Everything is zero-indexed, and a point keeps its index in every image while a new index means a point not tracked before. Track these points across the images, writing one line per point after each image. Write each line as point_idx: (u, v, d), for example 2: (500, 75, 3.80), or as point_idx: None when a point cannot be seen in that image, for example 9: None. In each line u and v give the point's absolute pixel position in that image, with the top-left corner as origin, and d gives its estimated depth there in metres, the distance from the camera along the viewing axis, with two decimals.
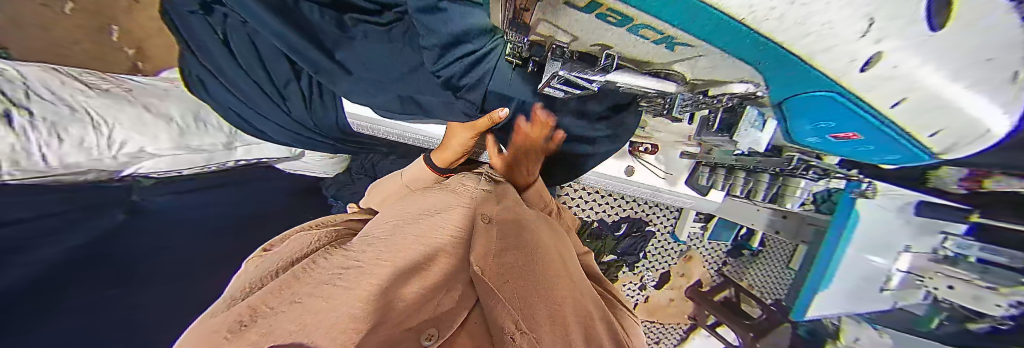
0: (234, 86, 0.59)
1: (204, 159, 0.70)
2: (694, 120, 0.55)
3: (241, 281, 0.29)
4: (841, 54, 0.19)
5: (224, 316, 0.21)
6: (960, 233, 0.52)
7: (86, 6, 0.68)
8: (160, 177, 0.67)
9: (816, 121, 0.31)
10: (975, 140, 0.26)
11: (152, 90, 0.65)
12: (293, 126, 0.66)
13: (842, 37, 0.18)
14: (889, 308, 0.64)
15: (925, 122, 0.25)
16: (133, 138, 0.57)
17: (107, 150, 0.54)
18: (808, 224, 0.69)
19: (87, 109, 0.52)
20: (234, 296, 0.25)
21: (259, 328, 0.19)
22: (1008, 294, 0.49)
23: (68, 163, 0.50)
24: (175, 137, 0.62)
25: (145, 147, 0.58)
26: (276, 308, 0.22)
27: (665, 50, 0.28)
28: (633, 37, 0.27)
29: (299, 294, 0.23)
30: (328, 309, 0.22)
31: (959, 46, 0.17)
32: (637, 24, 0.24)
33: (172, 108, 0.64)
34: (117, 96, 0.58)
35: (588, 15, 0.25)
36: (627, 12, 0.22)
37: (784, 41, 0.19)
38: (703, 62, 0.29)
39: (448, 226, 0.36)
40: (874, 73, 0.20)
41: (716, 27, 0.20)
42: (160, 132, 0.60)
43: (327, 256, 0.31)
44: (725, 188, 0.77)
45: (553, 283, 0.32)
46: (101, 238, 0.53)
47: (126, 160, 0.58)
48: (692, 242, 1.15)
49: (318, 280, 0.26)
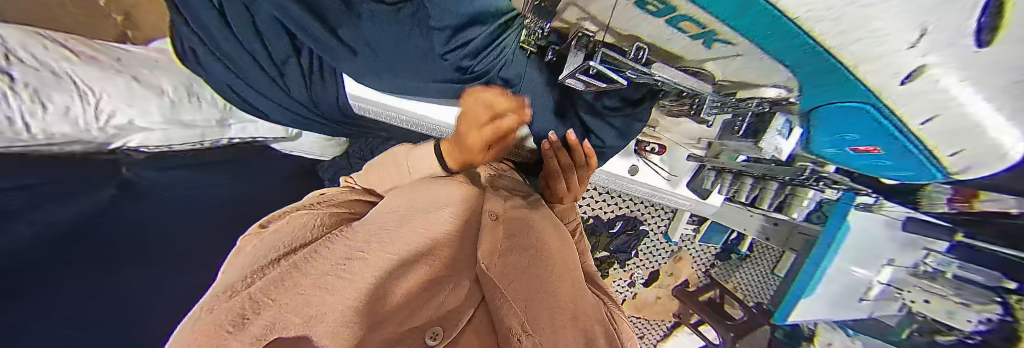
0: (232, 61, 0.56)
1: (198, 136, 0.70)
2: (716, 124, 0.54)
3: (232, 271, 0.28)
4: (891, 64, 0.26)
5: (225, 306, 0.21)
6: (940, 251, 0.53)
7: None
8: (154, 152, 0.68)
9: (843, 125, 0.37)
10: (991, 162, 0.32)
11: (139, 59, 0.63)
12: (293, 106, 0.66)
13: (894, 45, 0.23)
14: (866, 316, 0.68)
15: (950, 140, 0.32)
16: (122, 110, 0.56)
17: (94, 121, 0.53)
18: (798, 233, 0.69)
19: (71, 77, 0.50)
20: (221, 294, 0.23)
21: (261, 322, 0.21)
22: (981, 310, 0.50)
23: (53, 134, 0.47)
24: (166, 111, 0.62)
25: (134, 120, 0.58)
26: (279, 298, 0.23)
27: (704, 47, 0.34)
28: (672, 30, 0.34)
29: (302, 286, 0.25)
30: (331, 302, 0.24)
31: (978, 62, 0.23)
32: (679, 16, 0.31)
33: (163, 80, 0.63)
34: (102, 66, 0.56)
35: (631, 4, 0.34)
36: (676, 3, 0.29)
37: (831, 47, 0.25)
38: (737, 62, 0.35)
39: (445, 224, 0.36)
40: (914, 84, 0.27)
41: (773, 29, 0.26)
42: (150, 105, 0.60)
43: (331, 245, 0.31)
44: (727, 189, 0.76)
45: (555, 274, 0.35)
46: (88, 217, 0.50)
47: (113, 133, 0.57)
48: (684, 243, 1.18)
49: (320, 270, 0.27)
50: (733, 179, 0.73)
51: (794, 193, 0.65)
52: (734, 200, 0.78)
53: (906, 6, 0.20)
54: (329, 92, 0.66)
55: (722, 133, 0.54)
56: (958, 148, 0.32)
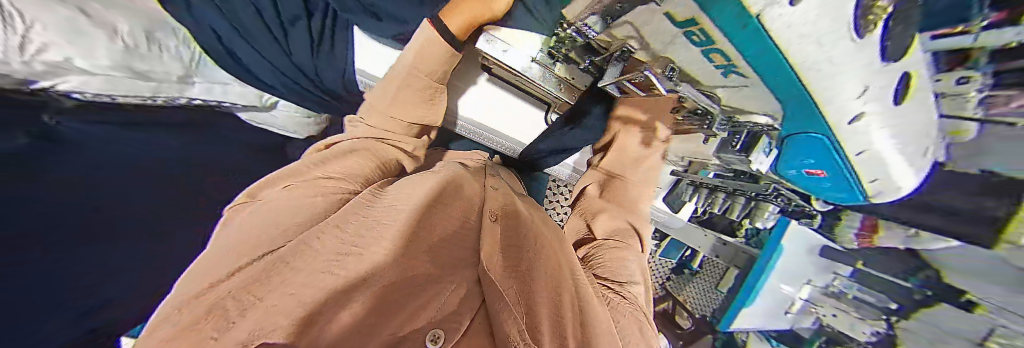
0: (229, 11, 0.52)
1: (151, 90, 0.61)
2: (711, 141, 0.55)
3: (212, 261, 0.25)
4: (841, 110, 0.28)
5: (198, 310, 0.19)
6: (845, 274, 0.66)
7: None
8: (88, 100, 0.55)
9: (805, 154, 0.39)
10: (893, 188, 0.38)
11: None
12: (290, 71, 0.60)
13: (847, 95, 0.26)
14: (787, 328, 0.79)
15: (871, 172, 0.36)
16: (59, 46, 0.48)
17: (16, 53, 0.44)
18: (741, 252, 0.81)
19: None
20: (195, 295, 0.21)
21: (247, 327, 0.17)
22: (872, 324, 0.63)
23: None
24: (117, 55, 0.55)
25: (72, 58, 0.50)
26: (265, 299, 0.20)
27: (720, 75, 0.35)
28: (701, 58, 0.33)
29: (291, 285, 0.22)
30: (314, 303, 0.21)
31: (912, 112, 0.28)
32: (712, 48, 0.29)
33: (119, 19, 0.55)
34: None
35: (677, 30, 0.30)
36: (714, 35, 0.27)
37: (812, 90, 0.27)
38: (745, 91, 0.35)
39: (443, 225, 0.36)
40: (854, 126, 0.30)
41: (773, 69, 0.27)
42: (96, 46, 0.52)
43: (325, 239, 0.28)
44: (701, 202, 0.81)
45: (546, 284, 0.37)
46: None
47: (42, 70, 0.48)
48: (646, 257, 1.29)
49: (312, 267, 0.24)
50: (708, 193, 0.78)
51: (758, 207, 0.70)
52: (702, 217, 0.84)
53: (865, 77, 0.24)
54: (337, 65, 0.60)
55: (720, 148, 0.54)
56: (875, 178, 0.37)
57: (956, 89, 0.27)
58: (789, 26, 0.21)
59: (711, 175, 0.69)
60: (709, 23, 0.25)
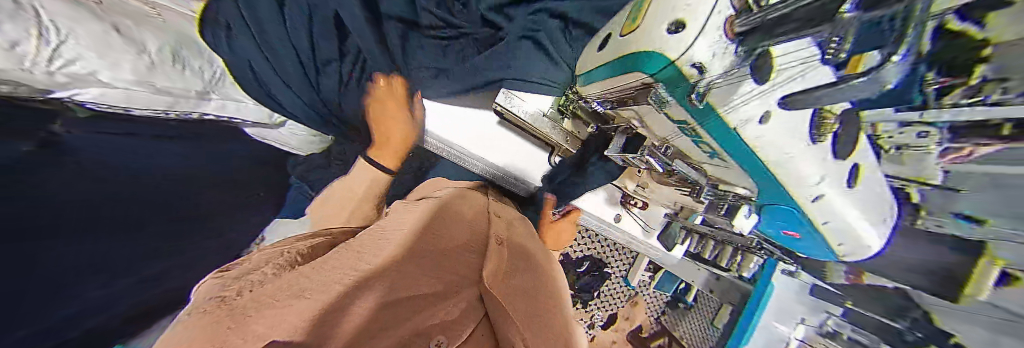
0: (263, 37, 0.50)
1: (168, 104, 0.62)
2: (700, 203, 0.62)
3: (209, 288, 0.25)
4: (811, 193, 0.37)
5: (208, 311, 0.19)
6: (826, 306, 0.67)
7: None
8: (102, 110, 0.55)
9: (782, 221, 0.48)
10: (864, 250, 0.46)
11: (126, 10, 0.57)
12: (318, 106, 0.64)
13: (809, 183, 0.36)
14: None
15: (844, 239, 0.45)
16: (87, 58, 0.48)
17: (45, 64, 0.43)
18: (735, 288, 0.83)
19: (32, 5, 0.41)
20: (218, 297, 0.22)
21: (260, 323, 0.18)
22: None
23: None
24: (140, 70, 0.54)
25: (96, 72, 0.49)
26: (279, 300, 0.22)
27: (705, 155, 0.41)
28: (687, 141, 0.40)
29: (303, 292, 0.24)
30: (316, 302, 0.22)
31: (864, 185, 0.39)
32: (695, 135, 0.38)
33: (146, 37, 0.56)
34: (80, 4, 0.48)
35: (672, 124, 0.38)
36: (701, 133, 0.36)
37: (780, 179, 0.36)
38: (723, 173, 0.44)
39: (445, 246, 0.39)
40: (817, 203, 0.39)
41: (752, 165, 0.36)
42: (124, 60, 0.52)
43: (338, 258, 0.33)
44: (693, 247, 0.88)
45: (540, 310, 0.38)
46: (46, 148, 0.47)
47: (64, 82, 0.47)
48: (640, 288, 1.27)
49: (327, 278, 0.27)
50: (698, 240, 0.86)
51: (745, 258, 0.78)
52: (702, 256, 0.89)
53: (818, 168, 0.35)
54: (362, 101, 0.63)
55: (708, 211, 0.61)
56: (841, 244, 0.46)
57: (921, 141, 0.42)
58: (767, 137, 0.32)
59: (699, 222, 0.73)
60: (697, 124, 0.35)
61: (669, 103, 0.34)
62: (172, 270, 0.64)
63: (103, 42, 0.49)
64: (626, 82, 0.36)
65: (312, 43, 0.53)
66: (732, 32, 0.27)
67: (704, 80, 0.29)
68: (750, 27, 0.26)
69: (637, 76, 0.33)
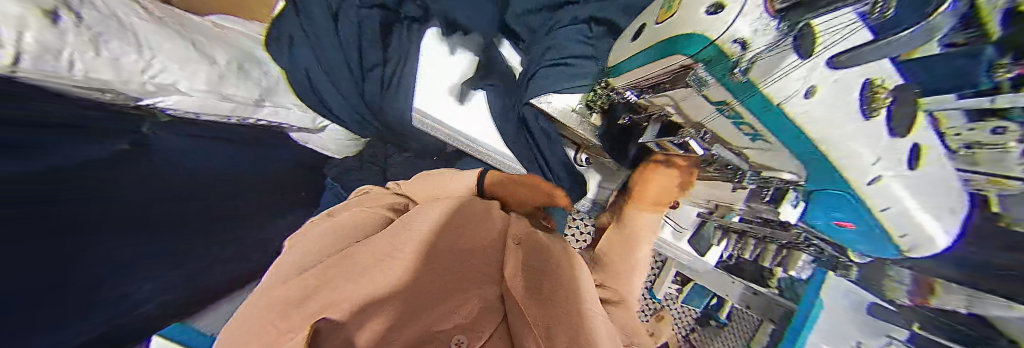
0: (318, 44, 0.62)
1: (229, 109, 0.66)
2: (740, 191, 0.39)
3: (302, 254, 0.36)
4: (861, 173, 0.24)
5: (291, 286, 0.31)
6: (902, 338, 0.36)
7: None
8: (178, 115, 0.61)
9: (831, 213, 0.32)
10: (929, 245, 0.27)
11: (201, 28, 0.67)
12: (361, 107, 0.66)
13: (863, 160, 0.22)
14: None
15: (901, 225, 0.26)
16: (170, 69, 0.55)
17: (139, 73, 0.51)
18: (776, 305, 0.50)
19: (131, 27, 0.51)
20: (294, 273, 0.33)
21: (313, 303, 0.28)
22: None
23: (48, 71, 0.40)
24: (211, 79, 0.61)
25: (177, 82, 0.56)
26: (330, 282, 0.31)
27: (744, 136, 0.30)
28: (723, 120, 0.30)
29: (343, 281, 0.31)
30: (350, 294, 0.29)
31: (929, 179, 0.22)
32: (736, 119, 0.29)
33: (217, 52, 0.64)
34: (167, 27, 0.58)
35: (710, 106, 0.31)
36: (745, 116, 0.28)
37: (826, 154, 0.24)
38: (776, 158, 0.29)
39: (477, 237, 0.40)
40: (879, 187, 0.24)
41: (789, 135, 0.25)
42: (197, 70, 0.59)
43: (378, 243, 0.35)
44: (732, 246, 0.59)
45: (570, 302, 0.35)
46: (139, 147, 0.54)
47: (153, 90, 0.54)
48: None
49: (370, 259, 0.33)
50: (738, 238, 0.58)
51: (790, 256, 0.50)
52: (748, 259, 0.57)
53: (854, 139, 0.22)
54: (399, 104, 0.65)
55: (750, 199, 0.40)
56: (905, 234, 0.27)
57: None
58: (813, 119, 0.22)
59: (738, 221, 0.46)
60: (739, 105, 0.28)
61: (712, 85, 0.29)
62: (214, 265, 0.64)
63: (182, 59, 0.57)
64: (667, 65, 0.32)
65: (360, 52, 0.63)
66: (771, 10, 0.23)
67: (748, 56, 0.25)
68: (791, 3, 0.22)
69: (676, 58, 0.31)
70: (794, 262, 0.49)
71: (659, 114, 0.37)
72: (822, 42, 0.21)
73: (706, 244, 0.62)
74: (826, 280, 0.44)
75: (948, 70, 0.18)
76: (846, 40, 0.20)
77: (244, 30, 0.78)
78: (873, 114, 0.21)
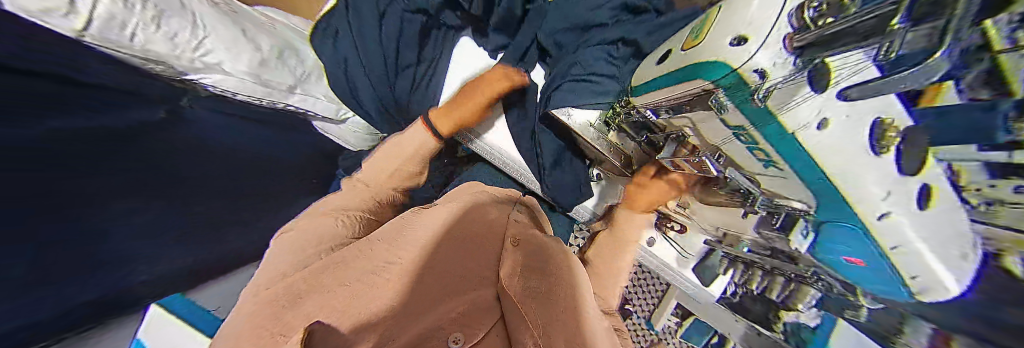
0: (360, 39, 0.66)
1: (264, 93, 0.66)
2: (750, 217, 0.40)
3: (290, 261, 0.36)
4: (885, 194, 0.19)
5: (283, 292, 0.30)
6: None
7: None
8: (219, 93, 0.61)
9: (845, 247, 0.27)
10: (937, 297, 0.20)
11: (253, 18, 0.69)
12: (388, 101, 0.70)
13: (871, 185, 0.20)
14: None
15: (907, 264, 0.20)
16: (218, 51, 0.56)
17: (190, 52, 0.53)
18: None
19: (192, 11, 0.53)
20: (280, 282, 0.32)
21: (309, 305, 0.28)
22: None
23: (105, 39, 0.42)
24: (254, 64, 0.62)
25: (222, 63, 0.58)
26: (327, 285, 0.30)
27: (759, 164, 0.28)
28: (744, 152, 0.29)
29: (337, 286, 0.30)
30: (344, 296, 0.29)
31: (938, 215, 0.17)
32: (751, 145, 0.27)
33: (264, 40, 0.65)
34: (223, 13, 0.60)
35: (726, 130, 0.29)
36: (760, 141, 0.26)
37: (824, 166, 0.21)
38: (783, 184, 0.28)
39: (471, 240, 0.38)
40: (899, 221, 0.19)
41: (788, 147, 0.23)
42: (243, 54, 0.60)
43: (374, 246, 0.36)
44: (739, 278, 0.49)
45: (568, 300, 0.36)
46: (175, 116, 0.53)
47: (200, 67, 0.56)
48: None
49: (365, 267, 0.33)
50: (745, 268, 0.48)
51: (799, 292, 0.38)
52: (754, 295, 0.46)
53: (840, 139, 0.20)
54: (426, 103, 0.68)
55: (760, 226, 0.39)
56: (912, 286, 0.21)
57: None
58: (828, 149, 0.21)
59: (749, 253, 0.44)
60: (760, 137, 0.26)
61: (732, 110, 0.26)
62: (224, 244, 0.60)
63: (229, 42, 0.58)
64: (687, 87, 0.30)
65: (398, 50, 0.67)
66: (788, 47, 0.22)
67: (767, 85, 0.23)
68: (808, 42, 0.22)
69: (698, 83, 0.29)
70: (801, 298, 0.38)
71: (676, 133, 0.38)
72: (838, 77, 0.20)
73: (711, 275, 0.54)
74: (837, 326, 0.33)
75: (967, 121, 0.14)
76: (858, 76, 0.19)
77: (288, 22, 0.81)
78: (883, 152, 0.18)
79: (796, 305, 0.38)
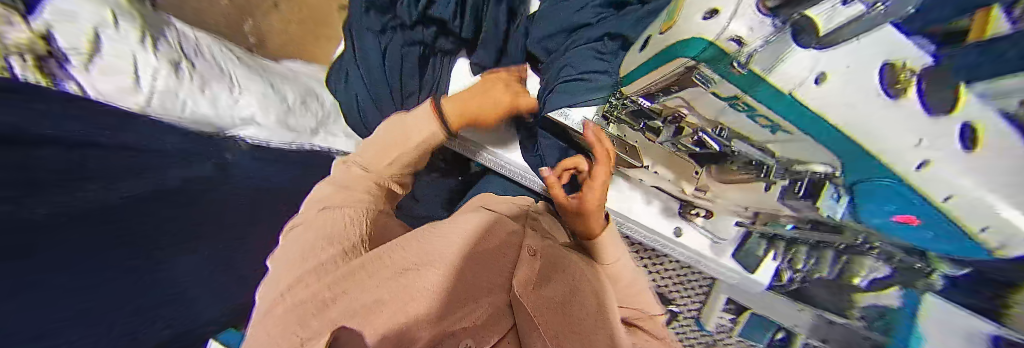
0: (369, 76, 0.71)
1: (292, 138, 0.70)
2: (773, 188, 0.36)
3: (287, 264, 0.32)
4: (892, 145, 0.18)
5: (300, 292, 0.28)
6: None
7: (236, 3, 0.83)
8: (254, 144, 0.63)
9: (881, 205, 0.23)
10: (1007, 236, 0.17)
11: (280, 70, 0.78)
12: None
13: (895, 136, 0.17)
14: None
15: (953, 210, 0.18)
16: (253, 106, 0.63)
17: (231, 110, 0.59)
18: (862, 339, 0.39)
19: (230, 75, 0.63)
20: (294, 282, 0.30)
21: (334, 310, 0.27)
22: None
23: (168, 108, 0.49)
24: (282, 113, 0.68)
25: (256, 116, 0.63)
26: (350, 289, 0.29)
27: (765, 132, 0.27)
28: (746, 121, 0.28)
29: (358, 289, 0.29)
30: (366, 300, 0.28)
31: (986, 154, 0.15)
32: (753, 114, 0.26)
33: (289, 91, 0.73)
34: (254, 72, 0.69)
35: (721, 103, 0.28)
36: (757, 106, 0.24)
37: (835, 124, 0.19)
38: (793, 147, 0.26)
39: (491, 245, 0.37)
40: (925, 175, 0.18)
41: (791, 108, 0.21)
42: (273, 106, 0.67)
43: (392, 252, 0.34)
44: (784, 258, 0.49)
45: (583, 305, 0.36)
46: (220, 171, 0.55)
47: (240, 123, 0.61)
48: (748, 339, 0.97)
49: (385, 273, 0.31)
50: (786, 245, 0.48)
51: (851, 264, 0.39)
52: (820, 280, 0.44)
53: (851, 90, 0.18)
54: None
55: (784, 196, 0.35)
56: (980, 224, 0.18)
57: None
58: (826, 103, 0.19)
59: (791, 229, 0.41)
60: (753, 101, 0.24)
61: (720, 81, 0.25)
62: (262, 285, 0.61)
63: (260, 97, 0.65)
64: (670, 68, 0.30)
65: (401, 80, 0.72)
66: (764, 9, 0.21)
67: (745, 53, 0.22)
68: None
69: (681, 61, 0.27)
70: (855, 271, 0.38)
71: (671, 115, 0.36)
72: (827, 22, 0.18)
73: (755, 260, 0.52)
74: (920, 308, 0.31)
75: (994, 66, 0.13)
76: (838, 21, 0.17)
77: (308, 70, 0.86)
78: (898, 95, 0.16)
79: (854, 278, 0.39)
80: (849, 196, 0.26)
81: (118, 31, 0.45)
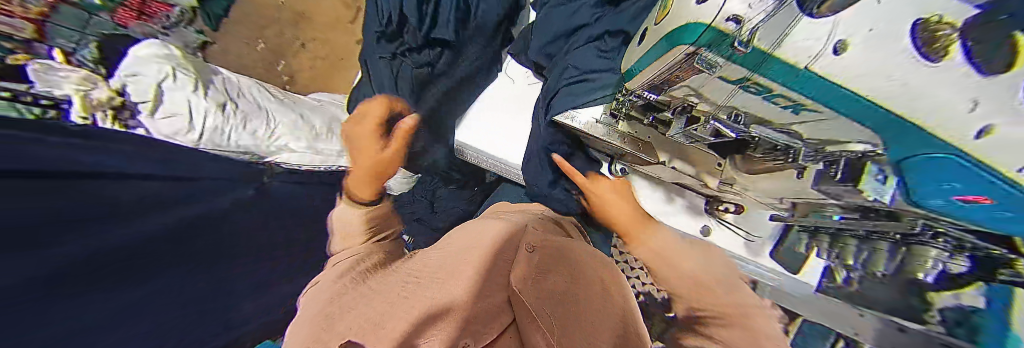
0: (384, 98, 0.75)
1: (320, 161, 0.71)
2: (807, 175, 0.34)
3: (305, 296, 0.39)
4: (940, 110, 0.15)
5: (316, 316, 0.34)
6: None
7: (271, 48, 0.92)
8: (290, 169, 0.69)
9: (941, 183, 0.20)
10: None
11: (309, 101, 0.82)
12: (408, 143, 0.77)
13: (944, 98, 0.15)
14: None
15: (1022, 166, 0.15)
16: (285, 136, 0.65)
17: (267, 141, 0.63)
18: None
19: (267, 110, 0.66)
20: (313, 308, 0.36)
21: (341, 324, 0.31)
22: None
23: (218, 142, 0.56)
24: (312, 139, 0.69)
25: (289, 144, 0.66)
26: (354, 306, 0.34)
27: (787, 112, 0.24)
28: (759, 102, 0.26)
29: (362, 309, 0.33)
30: (371, 316, 0.32)
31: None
32: (769, 93, 0.23)
33: (317, 119, 0.73)
34: (287, 106, 0.70)
35: (733, 87, 0.26)
36: (773, 87, 0.22)
37: (866, 96, 0.17)
38: (821, 125, 0.23)
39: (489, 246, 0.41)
40: (997, 139, 0.15)
41: (803, 78, 0.19)
42: (305, 134, 0.68)
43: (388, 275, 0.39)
44: (830, 255, 0.44)
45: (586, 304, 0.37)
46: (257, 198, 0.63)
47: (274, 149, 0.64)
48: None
49: (391, 285, 0.37)
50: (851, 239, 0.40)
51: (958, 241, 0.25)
52: None
53: (874, 59, 0.15)
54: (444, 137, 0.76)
55: (820, 181, 0.32)
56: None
57: None
58: (850, 72, 0.16)
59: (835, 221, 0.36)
60: (764, 79, 0.22)
61: (725, 63, 0.24)
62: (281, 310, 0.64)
63: (292, 126, 0.67)
64: (674, 57, 0.28)
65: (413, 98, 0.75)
66: None
67: (749, 30, 0.20)
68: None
69: (682, 48, 0.26)
70: None
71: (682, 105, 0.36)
72: None
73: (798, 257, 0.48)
74: None
75: None
76: None
77: (333, 100, 0.90)
78: (940, 57, 0.13)
79: None
80: (900, 176, 0.23)
81: (176, 82, 0.52)
